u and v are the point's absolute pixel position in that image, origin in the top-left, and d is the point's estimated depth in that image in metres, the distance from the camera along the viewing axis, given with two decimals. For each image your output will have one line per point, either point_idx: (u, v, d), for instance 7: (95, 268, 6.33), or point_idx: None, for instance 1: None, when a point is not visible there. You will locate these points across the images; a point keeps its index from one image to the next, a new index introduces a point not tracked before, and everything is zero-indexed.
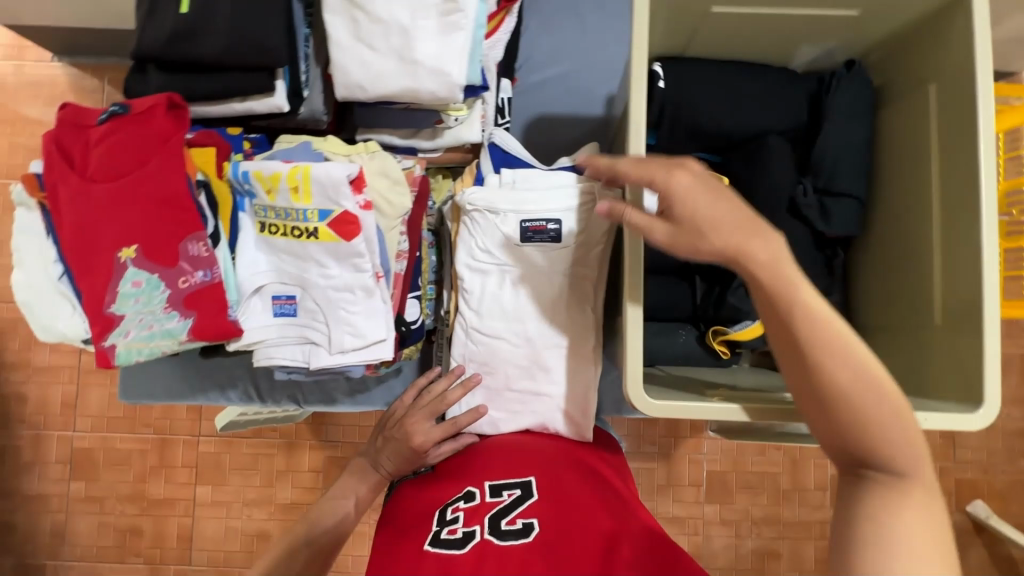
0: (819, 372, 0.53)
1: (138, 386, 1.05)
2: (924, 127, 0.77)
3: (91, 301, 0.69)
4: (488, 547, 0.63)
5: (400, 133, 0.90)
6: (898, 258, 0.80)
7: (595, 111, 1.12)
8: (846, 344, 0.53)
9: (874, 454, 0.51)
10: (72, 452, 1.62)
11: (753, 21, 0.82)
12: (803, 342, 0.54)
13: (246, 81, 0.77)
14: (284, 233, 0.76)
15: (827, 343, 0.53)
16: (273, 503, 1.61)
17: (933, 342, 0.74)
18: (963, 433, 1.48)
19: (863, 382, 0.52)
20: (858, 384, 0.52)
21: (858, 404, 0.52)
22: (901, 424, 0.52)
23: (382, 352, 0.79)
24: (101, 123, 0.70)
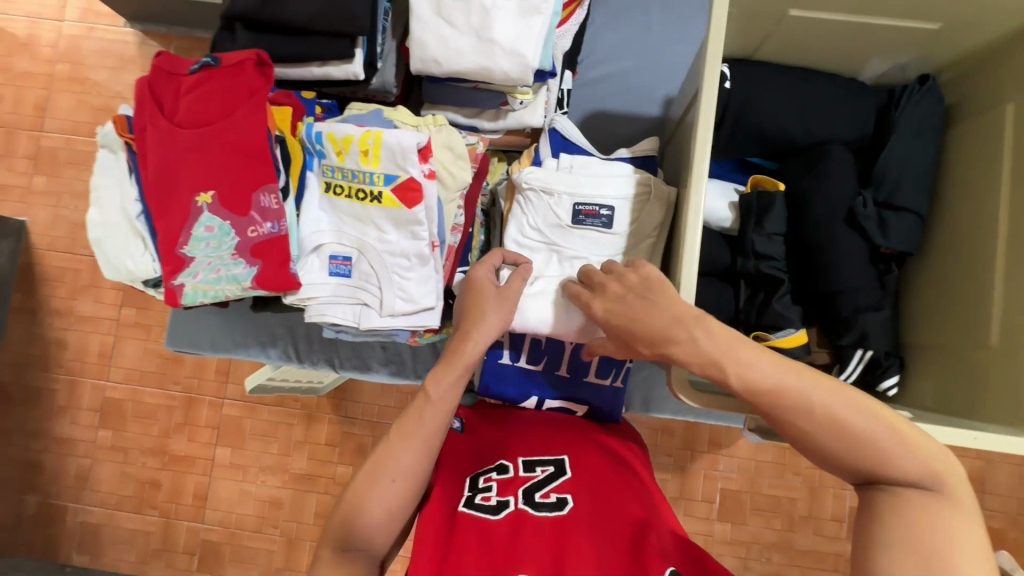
0: (797, 430, 0.55)
1: (184, 334, 1.09)
2: (998, 148, 0.76)
3: (166, 241, 0.72)
4: (523, 519, 0.65)
5: (464, 112, 0.92)
6: (955, 276, 0.79)
7: (650, 112, 1.13)
8: (804, 393, 0.54)
9: (876, 473, 0.53)
10: (104, 401, 1.68)
11: (829, 29, 0.82)
12: (770, 407, 0.56)
13: (327, 47, 0.80)
14: (349, 195, 0.79)
15: (788, 398, 0.55)
16: (288, 471, 1.64)
17: (977, 364, 0.75)
18: (992, 479, 1.45)
19: (852, 412, 0.54)
20: (849, 418, 0.54)
21: (844, 439, 0.54)
22: (903, 437, 0.53)
23: (429, 319, 0.82)
24: (193, 74, 0.73)
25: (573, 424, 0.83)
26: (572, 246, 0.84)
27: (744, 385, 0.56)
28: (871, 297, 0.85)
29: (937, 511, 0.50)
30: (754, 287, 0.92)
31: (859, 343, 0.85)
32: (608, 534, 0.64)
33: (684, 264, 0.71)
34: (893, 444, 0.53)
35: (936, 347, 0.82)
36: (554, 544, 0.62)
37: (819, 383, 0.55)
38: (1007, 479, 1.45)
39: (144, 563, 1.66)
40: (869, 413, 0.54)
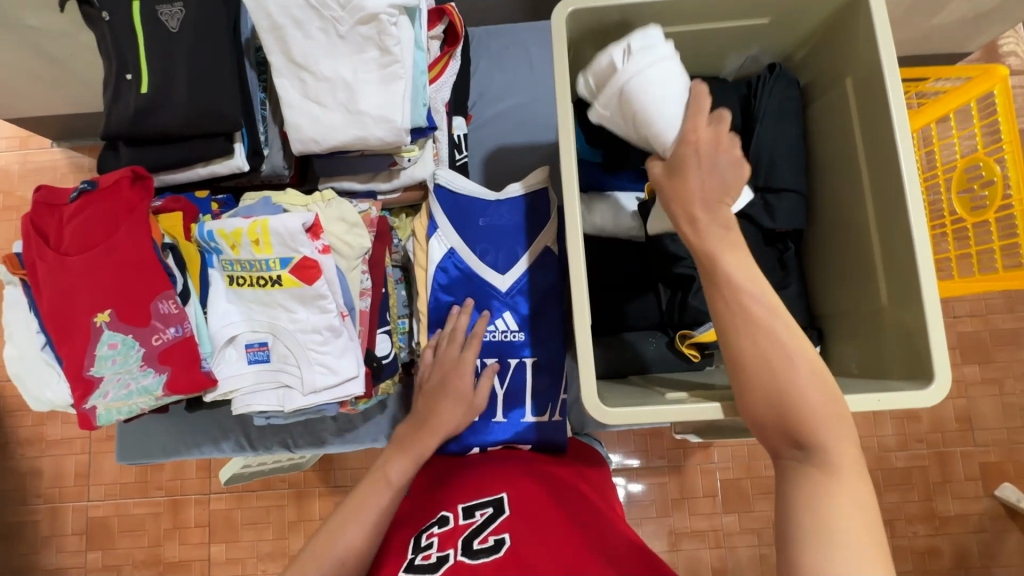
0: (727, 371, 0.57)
1: (135, 445, 1.09)
2: (848, 118, 0.80)
3: (72, 366, 0.73)
4: (458, 569, 0.61)
5: (359, 178, 0.96)
6: (846, 244, 0.82)
7: (550, 137, 1.17)
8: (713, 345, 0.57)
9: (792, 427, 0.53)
10: (87, 522, 1.65)
11: (676, 40, 0.87)
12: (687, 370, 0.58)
13: (206, 147, 0.83)
14: (251, 283, 0.81)
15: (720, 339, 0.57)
16: (288, 555, 1.61)
17: (885, 321, 0.76)
18: (979, 414, 1.47)
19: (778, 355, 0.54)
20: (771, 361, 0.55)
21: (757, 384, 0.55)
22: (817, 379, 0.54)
23: (354, 388, 0.82)
24: (72, 201, 0.75)
25: (519, 458, 0.84)
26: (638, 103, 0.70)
27: None
28: (773, 278, 0.88)
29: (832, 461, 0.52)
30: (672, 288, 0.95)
31: None
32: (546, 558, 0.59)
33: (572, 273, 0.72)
34: (809, 395, 0.54)
35: (848, 315, 0.84)
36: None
37: (747, 327, 0.56)
38: (993, 411, 1.46)
39: None
40: (790, 370, 0.54)
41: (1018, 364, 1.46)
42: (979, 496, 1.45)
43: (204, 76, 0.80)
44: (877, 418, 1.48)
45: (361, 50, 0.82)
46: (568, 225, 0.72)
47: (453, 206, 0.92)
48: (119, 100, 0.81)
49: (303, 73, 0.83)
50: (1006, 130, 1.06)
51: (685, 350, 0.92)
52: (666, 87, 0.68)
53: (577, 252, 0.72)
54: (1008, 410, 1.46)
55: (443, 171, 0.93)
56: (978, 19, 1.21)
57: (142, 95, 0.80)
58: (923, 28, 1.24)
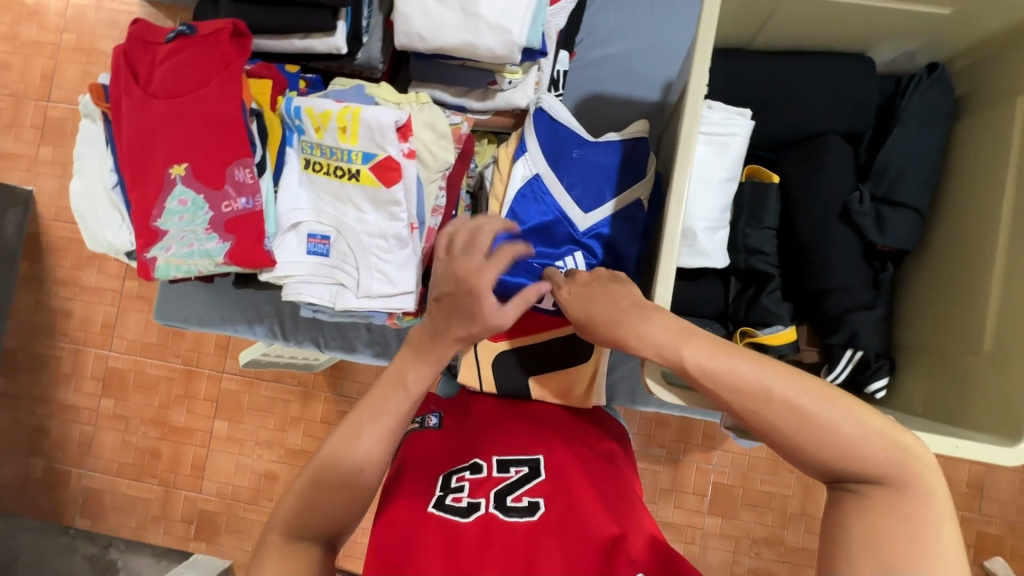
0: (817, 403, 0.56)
1: (173, 308, 1.10)
2: (1005, 141, 0.72)
3: (140, 213, 0.72)
4: (492, 523, 0.61)
5: (452, 90, 0.90)
6: (956, 277, 0.75)
7: (650, 95, 1.09)
8: (766, 392, 0.55)
9: (844, 470, 0.53)
10: (106, 370, 1.71)
11: (834, 11, 0.78)
12: (732, 401, 0.56)
13: (308, 18, 0.77)
14: (327, 172, 0.77)
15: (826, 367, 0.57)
16: (283, 447, 1.66)
17: (973, 373, 0.71)
18: (994, 484, 1.42)
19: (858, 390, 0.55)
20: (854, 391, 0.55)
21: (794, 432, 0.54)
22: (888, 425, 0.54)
23: (406, 303, 0.80)
24: (169, 42, 0.72)
25: (546, 418, 0.82)
26: (712, 120, 0.82)
27: (709, 382, 0.57)
28: (863, 296, 0.82)
29: (901, 509, 0.50)
30: (744, 282, 0.89)
31: (849, 343, 0.82)
32: (581, 539, 0.58)
33: (661, 266, 0.69)
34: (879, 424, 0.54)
35: (935, 350, 0.78)
36: (523, 548, 0.58)
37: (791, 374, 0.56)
38: (1009, 486, 1.42)
39: (142, 530, 1.70)
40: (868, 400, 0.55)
41: None
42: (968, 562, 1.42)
43: None
44: None
45: None
46: (670, 218, 0.69)
47: (549, 138, 0.86)
48: None
49: None
50: None
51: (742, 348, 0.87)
52: (730, 122, 0.82)
53: (674, 225, 0.69)
54: None
55: (547, 97, 0.87)
56: None
57: None
58: None
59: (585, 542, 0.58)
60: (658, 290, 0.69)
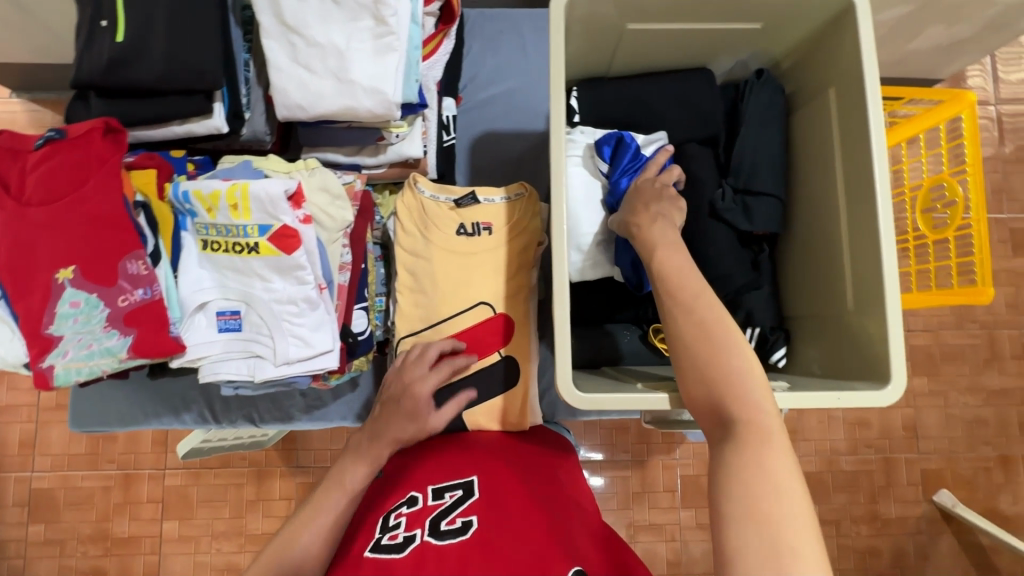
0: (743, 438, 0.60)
1: (91, 413, 1.05)
2: (828, 128, 0.83)
3: (29, 323, 0.70)
4: (425, 550, 0.62)
5: (345, 150, 0.94)
6: (817, 249, 0.85)
7: (539, 126, 1.17)
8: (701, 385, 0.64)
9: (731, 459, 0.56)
10: (31, 494, 1.57)
11: (671, 37, 0.89)
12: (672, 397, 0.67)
13: (183, 104, 0.79)
14: (226, 249, 0.78)
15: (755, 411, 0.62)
16: (244, 534, 1.57)
17: (849, 326, 0.79)
18: (924, 423, 1.56)
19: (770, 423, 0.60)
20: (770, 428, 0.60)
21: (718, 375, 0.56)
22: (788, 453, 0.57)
23: (328, 362, 0.81)
24: (37, 149, 0.70)
25: (482, 442, 0.85)
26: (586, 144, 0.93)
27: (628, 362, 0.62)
28: (747, 277, 0.91)
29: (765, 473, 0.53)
30: None
31: (747, 322, 0.90)
32: (511, 546, 0.60)
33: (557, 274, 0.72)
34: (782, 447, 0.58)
35: (815, 316, 0.87)
36: (456, 563, 0.59)
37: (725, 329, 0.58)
38: (936, 421, 1.55)
39: None
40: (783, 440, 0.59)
41: (962, 379, 1.55)
42: (918, 500, 1.54)
43: (187, 30, 0.77)
44: (828, 423, 1.55)
45: (355, 17, 0.81)
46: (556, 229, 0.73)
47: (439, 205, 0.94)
48: (93, 47, 0.77)
49: (293, 36, 0.81)
50: (971, 154, 1.14)
51: (658, 344, 0.95)
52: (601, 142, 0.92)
53: (560, 243, 0.73)
54: (949, 419, 1.55)
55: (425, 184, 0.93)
56: (946, 49, 1.28)
57: (117, 44, 0.77)
58: (898, 52, 1.30)
59: (516, 548, 0.60)
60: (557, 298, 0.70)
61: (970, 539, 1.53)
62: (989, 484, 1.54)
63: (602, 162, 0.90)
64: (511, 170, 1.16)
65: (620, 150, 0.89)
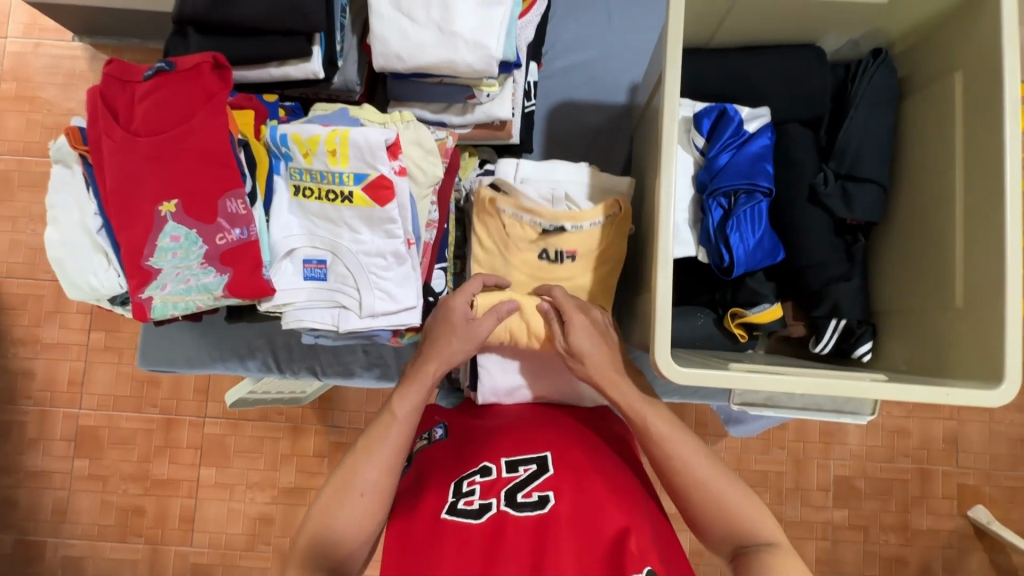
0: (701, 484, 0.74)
1: (159, 352, 1.06)
2: (949, 114, 0.78)
3: (131, 254, 0.70)
4: (503, 520, 0.66)
5: (432, 107, 0.92)
6: (923, 244, 0.81)
7: (618, 99, 1.13)
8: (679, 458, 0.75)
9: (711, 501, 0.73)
10: (77, 430, 1.62)
11: (785, 7, 0.84)
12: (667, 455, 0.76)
13: (284, 45, 0.78)
14: (318, 196, 0.77)
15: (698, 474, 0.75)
16: (276, 486, 1.61)
17: (952, 324, 0.76)
18: (967, 437, 1.51)
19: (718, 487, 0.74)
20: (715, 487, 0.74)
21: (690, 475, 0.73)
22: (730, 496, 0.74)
23: (411, 318, 0.81)
24: (147, 80, 0.71)
25: (551, 415, 0.85)
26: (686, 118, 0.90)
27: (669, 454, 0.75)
28: (840, 267, 0.87)
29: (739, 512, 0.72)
30: None
31: (832, 314, 0.87)
32: (592, 534, 0.64)
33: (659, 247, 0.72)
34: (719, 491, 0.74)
35: (908, 312, 0.84)
36: (535, 541, 0.63)
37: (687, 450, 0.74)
38: (980, 437, 1.51)
39: None
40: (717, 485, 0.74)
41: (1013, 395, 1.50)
42: (952, 513, 1.50)
43: None
44: (868, 428, 1.52)
45: None
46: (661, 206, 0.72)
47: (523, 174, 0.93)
48: None
49: None
50: None
51: (733, 329, 0.93)
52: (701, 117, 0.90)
53: (666, 216, 0.72)
54: (994, 436, 1.50)
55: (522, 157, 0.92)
56: None
57: None
58: None
59: (595, 536, 0.63)
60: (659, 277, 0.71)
61: (1002, 559, 1.49)
62: None
63: (698, 136, 0.88)
64: (585, 142, 1.13)
65: (721, 123, 0.86)
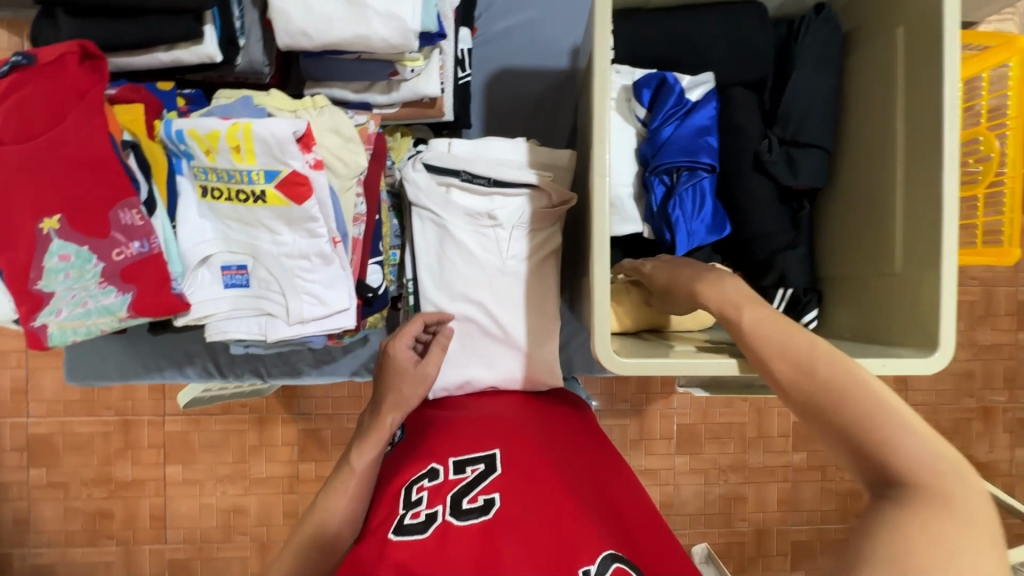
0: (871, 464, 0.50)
1: (89, 365, 1.00)
2: (891, 71, 0.75)
3: (14, 279, 0.63)
4: (447, 530, 0.60)
5: (353, 86, 0.85)
6: (865, 208, 0.80)
7: (561, 63, 1.06)
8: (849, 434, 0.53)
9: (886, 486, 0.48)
10: (28, 439, 1.55)
11: None
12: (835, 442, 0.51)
13: (169, 27, 0.69)
14: (228, 198, 0.71)
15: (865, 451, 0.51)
16: (248, 477, 1.58)
17: (895, 289, 0.75)
18: (915, 376, 1.57)
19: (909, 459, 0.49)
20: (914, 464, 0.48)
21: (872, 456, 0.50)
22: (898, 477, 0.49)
23: (345, 321, 0.76)
24: (2, 76, 0.61)
25: (508, 408, 0.82)
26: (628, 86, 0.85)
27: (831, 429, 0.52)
28: (787, 236, 0.86)
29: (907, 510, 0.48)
30: None
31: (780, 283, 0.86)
32: (541, 531, 0.58)
33: (596, 236, 0.68)
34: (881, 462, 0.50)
35: (849, 278, 0.84)
36: (481, 547, 0.57)
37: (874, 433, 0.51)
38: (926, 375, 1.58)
39: None
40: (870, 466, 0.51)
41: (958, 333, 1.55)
42: None
43: None
44: None
45: None
46: (596, 190, 0.68)
47: (457, 148, 0.87)
48: None
49: None
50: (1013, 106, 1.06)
51: None
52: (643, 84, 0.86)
53: (601, 198, 0.68)
54: (940, 374, 1.57)
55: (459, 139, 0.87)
56: None
57: None
58: None
59: (546, 529, 0.58)
60: (595, 265, 0.68)
61: None
62: (971, 434, 1.58)
63: (640, 107, 0.84)
64: (527, 112, 1.07)
65: (661, 93, 0.82)
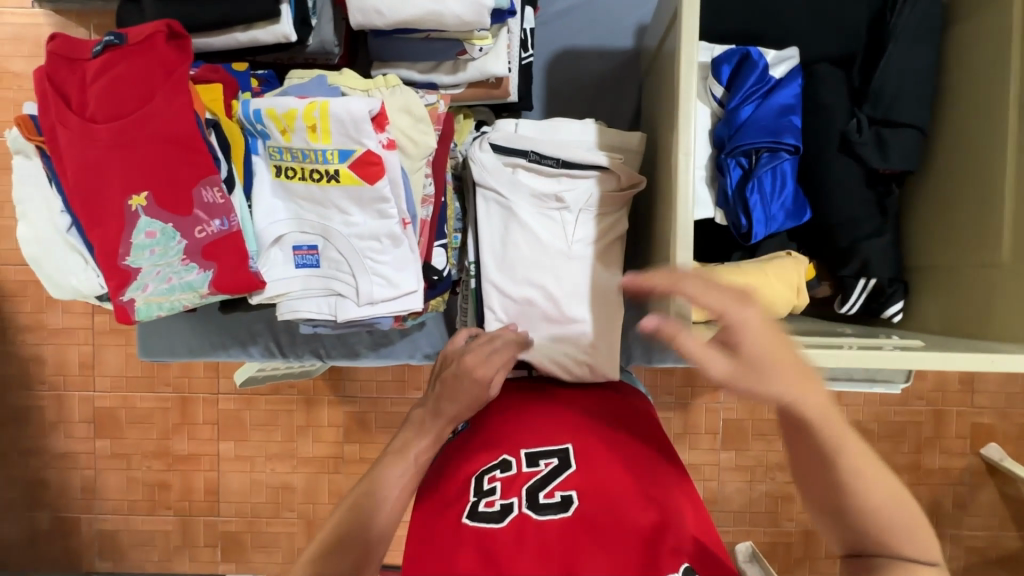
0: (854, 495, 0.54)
1: (159, 342, 1.03)
2: (1003, 43, 0.69)
3: (106, 254, 0.65)
4: (525, 524, 0.59)
5: (420, 66, 0.84)
6: (964, 192, 0.74)
7: (624, 43, 1.03)
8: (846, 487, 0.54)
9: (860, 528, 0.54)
10: (94, 411, 1.63)
11: None
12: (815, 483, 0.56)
13: (247, 6, 0.69)
14: (302, 177, 0.71)
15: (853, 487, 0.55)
16: (296, 456, 1.62)
17: (996, 280, 0.70)
18: (984, 376, 1.44)
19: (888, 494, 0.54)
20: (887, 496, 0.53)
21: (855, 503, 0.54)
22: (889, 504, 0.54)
23: (413, 303, 0.76)
24: (96, 56, 0.63)
25: (572, 396, 0.81)
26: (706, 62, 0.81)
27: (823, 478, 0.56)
28: (872, 223, 0.81)
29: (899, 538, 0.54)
30: None
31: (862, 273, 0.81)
32: (622, 530, 0.57)
33: (678, 219, 0.66)
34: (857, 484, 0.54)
35: (939, 268, 0.79)
36: (563, 543, 0.56)
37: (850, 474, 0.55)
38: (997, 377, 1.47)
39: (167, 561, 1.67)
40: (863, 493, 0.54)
41: None
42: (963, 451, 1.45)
43: None
44: None
45: None
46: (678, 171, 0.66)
47: (524, 131, 0.86)
48: None
49: None
50: None
51: None
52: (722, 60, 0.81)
53: (683, 178, 0.66)
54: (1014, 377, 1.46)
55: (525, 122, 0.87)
56: None
57: None
58: None
59: (627, 530, 0.57)
60: (679, 250, 0.65)
61: (1013, 492, 1.43)
62: None
63: (717, 86, 0.79)
64: (588, 94, 1.04)
65: (743, 69, 0.77)
